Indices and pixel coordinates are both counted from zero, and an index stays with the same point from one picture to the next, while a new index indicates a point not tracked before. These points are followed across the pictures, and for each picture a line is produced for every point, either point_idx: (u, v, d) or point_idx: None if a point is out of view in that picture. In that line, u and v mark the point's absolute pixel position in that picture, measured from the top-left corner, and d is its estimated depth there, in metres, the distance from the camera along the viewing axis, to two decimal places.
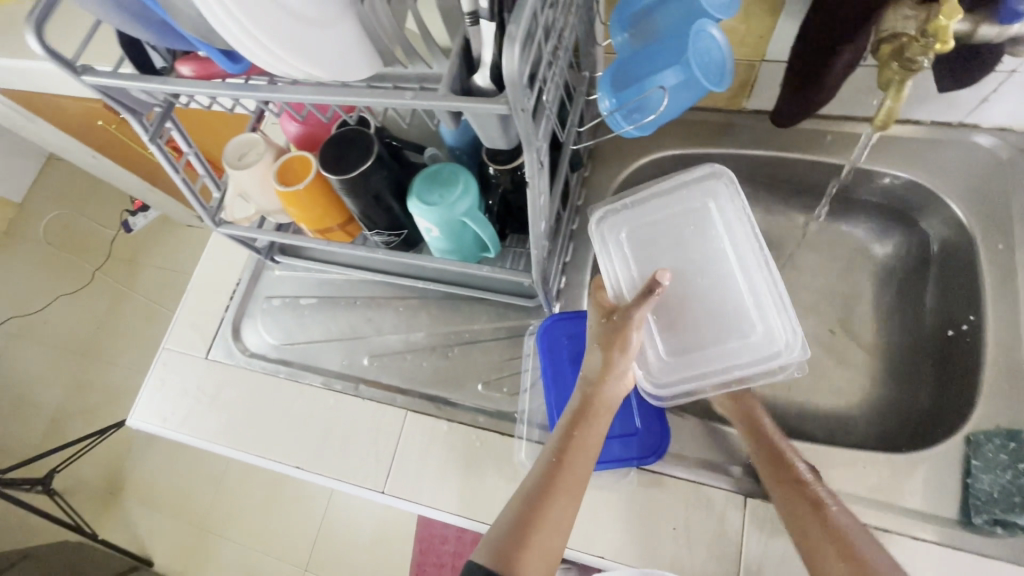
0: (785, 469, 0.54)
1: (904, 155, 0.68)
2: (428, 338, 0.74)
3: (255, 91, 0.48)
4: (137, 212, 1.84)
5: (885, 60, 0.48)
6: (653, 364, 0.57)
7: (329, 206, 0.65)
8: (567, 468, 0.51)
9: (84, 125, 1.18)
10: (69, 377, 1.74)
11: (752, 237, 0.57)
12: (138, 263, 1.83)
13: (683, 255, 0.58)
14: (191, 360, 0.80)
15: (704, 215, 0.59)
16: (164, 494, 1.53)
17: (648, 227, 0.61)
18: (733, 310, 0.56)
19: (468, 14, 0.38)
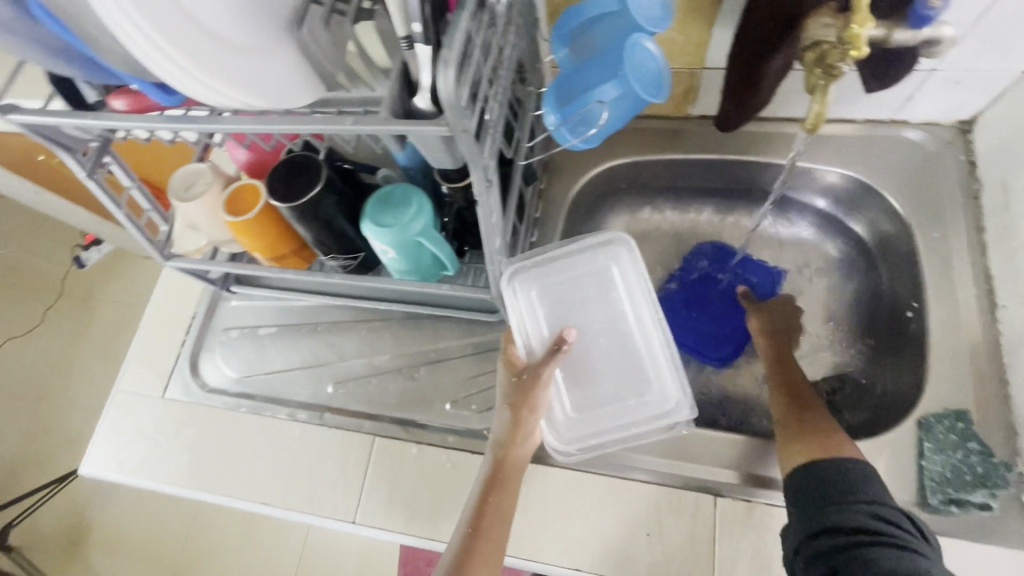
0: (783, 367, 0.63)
1: (843, 151, 0.71)
2: (393, 360, 0.73)
3: (194, 122, 0.47)
4: (89, 246, 1.70)
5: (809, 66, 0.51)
6: (559, 424, 0.60)
7: (282, 235, 0.64)
8: (484, 535, 0.53)
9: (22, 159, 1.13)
10: (21, 424, 1.64)
11: (648, 306, 0.61)
12: (93, 299, 1.76)
13: (587, 316, 0.62)
14: (146, 400, 0.76)
15: (607, 279, 0.63)
16: (131, 541, 1.45)
17: (556, 286, 0.63)
18: (630, 371, 0.60)
19: (404, 38, 0.38)
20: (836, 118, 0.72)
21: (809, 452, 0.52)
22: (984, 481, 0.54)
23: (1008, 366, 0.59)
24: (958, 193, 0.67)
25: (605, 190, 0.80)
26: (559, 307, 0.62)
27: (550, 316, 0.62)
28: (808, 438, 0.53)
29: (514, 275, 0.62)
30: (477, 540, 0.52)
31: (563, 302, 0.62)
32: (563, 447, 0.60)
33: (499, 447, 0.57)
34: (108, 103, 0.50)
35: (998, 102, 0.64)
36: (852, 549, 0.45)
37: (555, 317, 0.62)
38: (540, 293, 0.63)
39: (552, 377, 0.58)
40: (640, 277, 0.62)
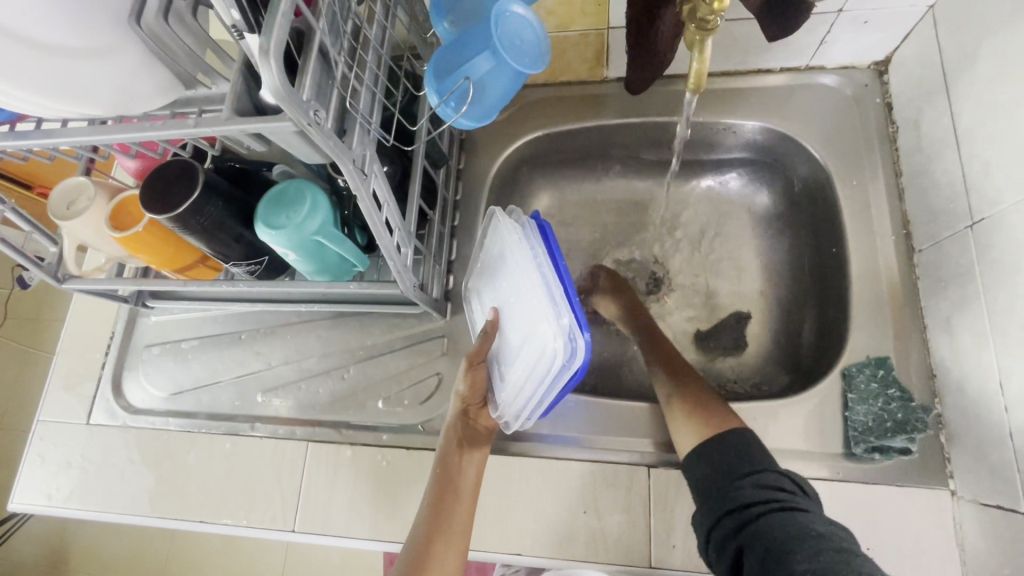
0: (662, 353, 0.63)
1: (761, 104, 0.69)
2: (321, 362, 0.71)
3: (28, 138, 0.43)
4: None
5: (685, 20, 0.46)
6: (504, 400, 0.56)
7: (178, 244, 0.61)
8: (446, 508, 0.53)
9: None
10: None
11: (521, 249, 0.49)
12: (43, 320, 1.70)
13: (503, 294, 0.56)
14: (70, 428, 0.73)
15: (502, 242, 0.53)
16: (111, 561, 1.41)
17: (487, 273, 0.59)
18: (529, 329, 0.49)
19: (230, 28, 0.35)
20: (755, 69, 0.70)
21: (705, 423, 0.54)
22: (904, 427, 0.54)
23: (925, 309, 0.58)
24: (877, 137, 0.66)
25: (528, 165, 0.78)
26: (494, 292, 0.58)
27: (493, 304, 0.58)
28: (700, 411, 0.55)
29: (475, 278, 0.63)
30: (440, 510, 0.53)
31: (495, 283, 0.57)
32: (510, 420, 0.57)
33: (447, 452, 0.57)
34: None
35: (907, 41, 0.62)
36: (758, 534, 0.44)
37: (495, 303, 0.57)
38: (488, 284, 0.59)
39: (492, 357, 0.58)
40: (518, 238, 0.50)
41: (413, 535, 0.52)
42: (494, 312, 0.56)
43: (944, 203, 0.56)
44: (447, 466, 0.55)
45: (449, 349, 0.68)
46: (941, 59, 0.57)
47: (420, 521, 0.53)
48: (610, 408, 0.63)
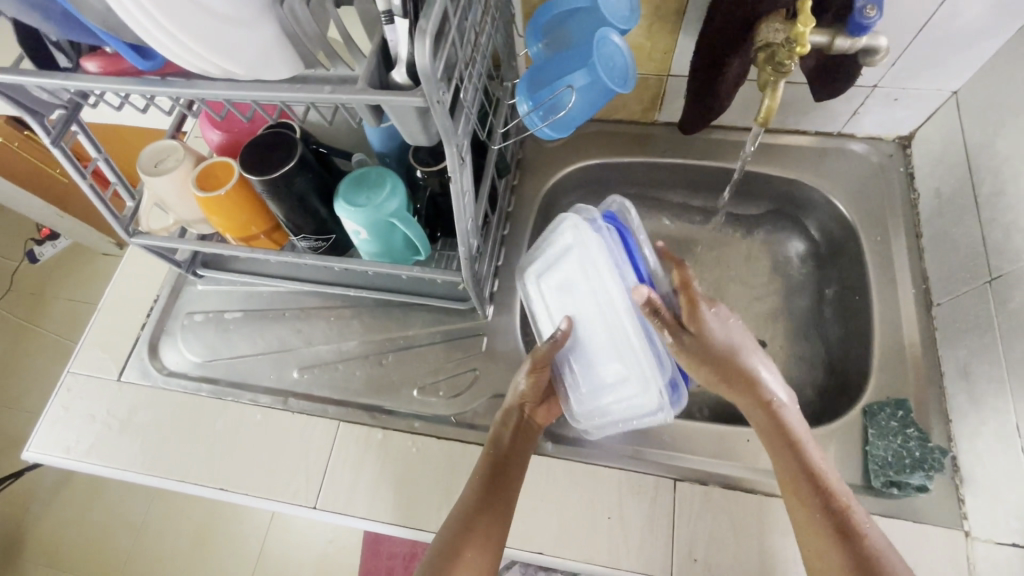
0: (823, 498, 0.50)
1: (794, 160, 0.76)
2: (360, 346, 0.73)
3: (169, 88, 0.47)
4: (46, 241, 2.07)
5: (761, 65, 0.55)
6: (575, 403, 0.62)
7: (251, 213, 0.65)
8: (498, 489, 0.55)
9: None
10: None
11: (615, 282, 0.53)
12: (50, 297, 2.03)
13: (577, 304, 0.58)
14: (99, 383, 0.73)
15: (586, 258, 0.55)
16: (97, 525, 1.46)
17: (556, 272, 0.60)
18: (622, 367, 0.56)
19: (384, 12, 0.40)
20: (792, 130, 0.77)
21: None
22: (921, 463, 0.57)
23: (942, 358, 0.63)
24: (900, 201, 0.72)
25: (574, 190, 0.83)
26: (561, 295, 0.60)
27: (559, 304, 0.61)
28: None
29: (537, 267, 0.64)
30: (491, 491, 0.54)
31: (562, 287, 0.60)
32: (572, 417, 0.63)
33: (499, 443, 0.58)
34: (82, 64, 0.49)
35: (931, 120, 0.70)
36: None
37: (562, 304, 0.61)
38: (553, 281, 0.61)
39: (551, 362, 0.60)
40: (611, 270, 0.53)
41: (457, 514, 0.54)
42: (567, 321, 0.58)
43: (964, 262, 0.62)
44: (498, 451, 0.57)
45: (488, 348, 0.71)
46: (963, 137, 0.64)
47: (465, 502, 0.55)
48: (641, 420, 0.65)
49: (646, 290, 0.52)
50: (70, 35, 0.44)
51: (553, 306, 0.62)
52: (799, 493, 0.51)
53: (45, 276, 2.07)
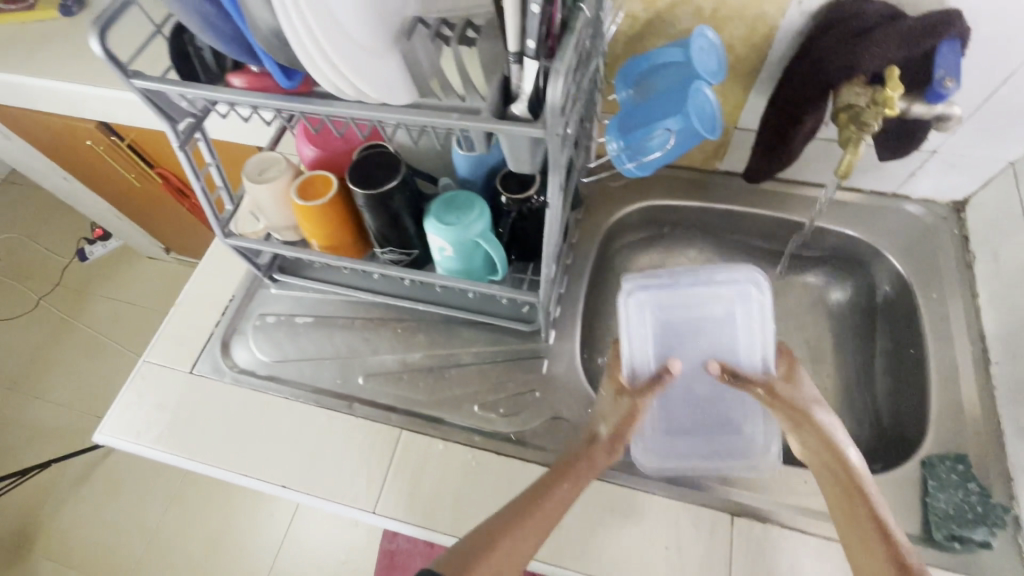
0: (898, 555, 0.50)
1: (849, 215, 0.80)
2: (424, 359, 0.76)
3: (306, 105, 0.52)
4: (97, 241, 2.17)
5: (843, 124, 0.58)
6: (655, 443, 0.64)
7: (338, 223, 0.69)
8: (531, 517, 0.54)
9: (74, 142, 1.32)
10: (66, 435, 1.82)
11: (747, 349, 0.62)
12: (89, 294, 2.10)
13: (701, 350, 0.63)
14: (171, 374, 0.77)
15: (723, 320, 0.63)
16: None
17: (677, 313, 0.63)
18: (724, 419, 0.64)
19: (515, 53, 0.45)
20: (847, 187, 0.81)
21: None
22: (984, 519, 0.58)
23: (1001, 417, 0.64)
24: (954, 261, 0.75)
25: (633, 228, 0.87)
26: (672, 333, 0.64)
27: (666, 340, 0.64)
28: None
29: (652, 290, 0.63)
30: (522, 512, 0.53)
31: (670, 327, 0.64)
32: (644, 458, 0.63)
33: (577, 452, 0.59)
34: (228, 79, 0.54)
35: (987, 186, 0.73)
36: None
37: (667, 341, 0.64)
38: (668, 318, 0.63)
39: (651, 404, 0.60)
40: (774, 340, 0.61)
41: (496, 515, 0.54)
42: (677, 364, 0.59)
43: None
44: (542, 484, 0.56)
45: (548, 371, 0.73)
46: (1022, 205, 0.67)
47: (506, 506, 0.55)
48: None
49: (721, 363, 0.59)
50: (227, 51, 0.49)
51: (655, 339, 0.63)
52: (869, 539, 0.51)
53: (91, 275, 2.15)
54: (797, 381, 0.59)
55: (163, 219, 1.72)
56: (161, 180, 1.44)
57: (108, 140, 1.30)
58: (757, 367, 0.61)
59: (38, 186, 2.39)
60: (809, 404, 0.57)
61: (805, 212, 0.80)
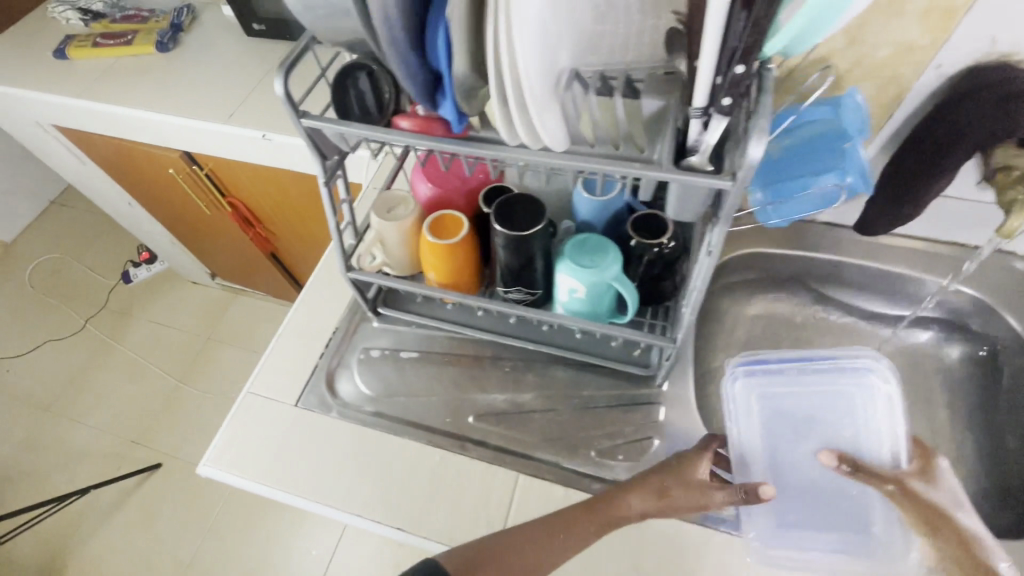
0: None
1: (953, 269, 0.81)
2: (535, 400, 0.75)
3: (476, 148, 0.53)
4: (143, 265, 2.19)
5: (1005, 186, 0.58)
6: (759, 534, 0.64)
7: (461, 262, 0.70)
8: (550, 542, 0.56)
9: (160, 170, 1.38)
10: (106, 464, 1.80)
11: (886, 437, 0.69)
12: (131, 316, 2.11)
13: (825, 434, 0.71)
14: (278, 407, 0.76)
15: (852, 404, 0.72)
16: None
17: (800, 395, 0.74)
18: (851, 512, 0.66)
19: (704, 108, 0.46)
20: (948, 242, 0.83)
21: None
22: None
23: None
24: None
25: (732, 273, 0.88)
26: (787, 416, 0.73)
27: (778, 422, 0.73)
28: None
29: (770, 366, 0.74)
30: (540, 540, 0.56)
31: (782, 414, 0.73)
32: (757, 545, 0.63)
33: (615, 491, 0.61)
34: (394, 122, 0.56)
35: None
36: None
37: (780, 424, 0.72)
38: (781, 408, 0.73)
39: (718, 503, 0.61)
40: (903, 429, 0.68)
41: (510, 533, 0.57)
42: (837, 455, 0.67)
43: None
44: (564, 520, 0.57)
45: (665, 418, 0.73)
46: None
47: (517, 532, 0.57)
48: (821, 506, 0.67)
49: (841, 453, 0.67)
50: (415, 96, 0.49)
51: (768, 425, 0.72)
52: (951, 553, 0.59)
53: (133, 297, 2.17)
54: (935, 479, 0.63)
55: (219, 246, 1.75)
56: (231, 209, 1.48)
57: (189, 170, 1.35)
58: (886, 461, 0.67)
59: (88, 208, 2.44)
60: (947, 507, 0.61)
61: (905, 266, 0.82)
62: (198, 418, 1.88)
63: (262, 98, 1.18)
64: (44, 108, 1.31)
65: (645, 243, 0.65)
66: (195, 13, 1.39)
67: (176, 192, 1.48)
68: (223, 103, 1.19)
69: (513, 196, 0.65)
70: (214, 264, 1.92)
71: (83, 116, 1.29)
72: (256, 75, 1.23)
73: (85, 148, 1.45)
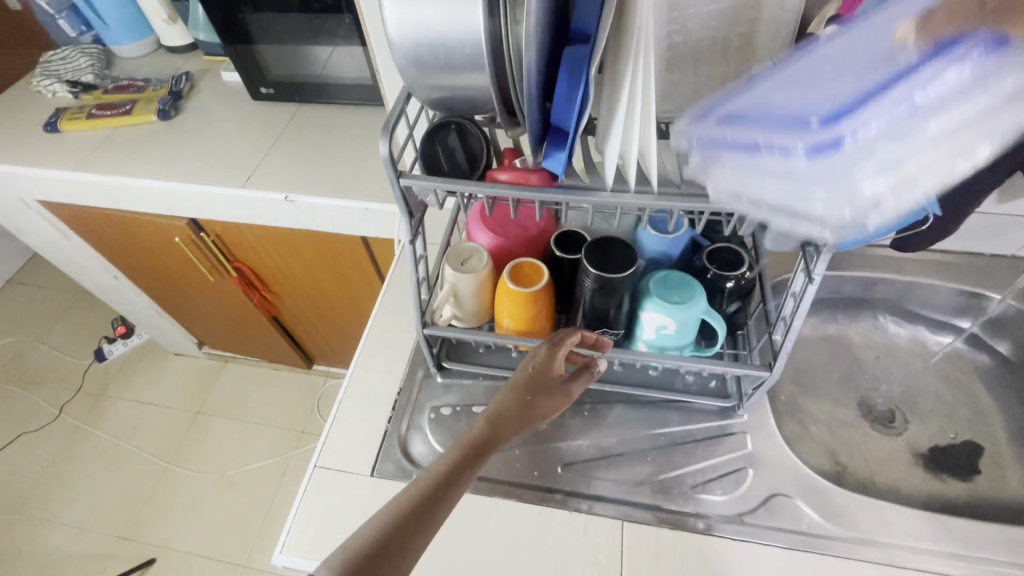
0: None
1: (980, 276, 0.87)
2: (620, 443, 0.74)
3: (581, 193, 0.54)
4: (117, 340, 2.04)
5: None
6: (926, 550, 0.65)
7: (541, 309, 0.70)
8: (439, 502, 0.49)
9: (160, 237, 1.32)
10: (91, 568, 1.62)
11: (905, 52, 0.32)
12: (108, 397, 1.96)
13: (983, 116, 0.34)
14: (352, 479, 0.72)
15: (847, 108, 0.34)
16: None
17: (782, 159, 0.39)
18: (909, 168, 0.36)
19: None
20: (968, 252, 0.90)
21: None
22: None
23: None
24: None
25: None
26: (919, 88, 0.32)
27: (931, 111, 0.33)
28: None
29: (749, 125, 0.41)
30: (432, 505, 0.49)
31: (894, 132, 0.34)
32: (914, 556, 0.65)
33: (488, 420, 0.56)
34: (493, 175, 0.57)
35: None
36: None
37: (961, 108, 0.33)
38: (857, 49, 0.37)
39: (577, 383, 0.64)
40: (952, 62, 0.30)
41: (390, 516, 0.47)
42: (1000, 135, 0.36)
43: None
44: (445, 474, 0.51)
45: (753, 446, 0.73)
46: None
47: (402, 501, 0.48)
48: (925, 518, 0.67)
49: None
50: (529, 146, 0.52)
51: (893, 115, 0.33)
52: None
53: (110, 376, 2.01)
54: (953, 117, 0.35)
55: (214, 313, 1.67)
56: (235, 274, 1.42)
57: (193, 236, 1.30)
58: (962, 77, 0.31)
59: (49, 284, 2.28)
60: None
61: (938, 277, 0.88)
62: (192, 502, 1.73)
63: (278, 160, 1.18)
64: (33, 185, 1.24)
65: (726, 275, 0.67)
66: (193, 80, 1.38)
67: (173, 259, 1.41)
68: (237, 167, 1.17)
69: (596, 241, 0.66)
70: (205, 333, 1.82)
71: (77, 191, 1.23)
72: (268, 138, 1.22)
73: (75, 223, 1.38)
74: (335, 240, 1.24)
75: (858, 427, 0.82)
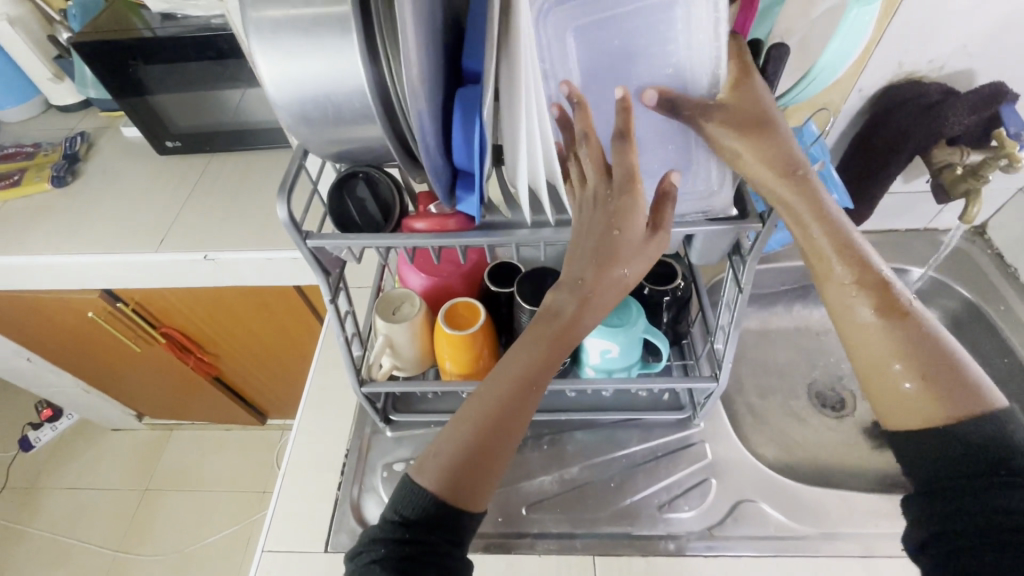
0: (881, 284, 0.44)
1: (899, 252, 0.91)
2: (583, 472, 0.72)
3: (501, 235, 0.52)
4: (43, 425, 1.86)
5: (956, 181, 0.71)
6: (889, 532, 0.66)
7: (483, 349, 0.67)
8: (520, 402, 0.46)
9: (72, 313, 1.22)
10: None
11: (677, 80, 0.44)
12: (40, 489, 1.78)
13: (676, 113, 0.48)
14: (305, 560, 0.66)
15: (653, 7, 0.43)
16: None
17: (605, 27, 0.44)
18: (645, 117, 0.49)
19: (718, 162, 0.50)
20: (885, 230, 0.94)
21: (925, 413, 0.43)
22: None
23: None
24: (1000, 275, 0.87)
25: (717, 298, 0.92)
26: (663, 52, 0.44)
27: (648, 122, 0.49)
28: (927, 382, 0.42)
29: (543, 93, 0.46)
30: (517, 401, 0.45)
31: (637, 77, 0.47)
32: (878, 541, 0.66)
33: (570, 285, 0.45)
34: (408, 224, 0.54)
35: (1003, 209, 0.88)
36: None
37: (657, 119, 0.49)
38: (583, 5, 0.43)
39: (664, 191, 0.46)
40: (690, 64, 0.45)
41: (480, 416, 0.45)
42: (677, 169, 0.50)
43: None
44: (526, 364, 0.46)
45: (713, 454, 0.72)
46: None
47: (489, 402, 0.45)
48: (883, 500, 0.69)
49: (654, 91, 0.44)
50: (438, 195, 0.49)
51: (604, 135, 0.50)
52: (847, 249, 0.44)
53: (38, 466, 1.83)
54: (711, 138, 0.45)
55: (148, 383, 1.55)
56: (163, 340, 1.32)
57: (110, 308, 1.20)
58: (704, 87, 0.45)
59: None
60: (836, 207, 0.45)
61: None
62: None
63: (193, 218, 1.10)
64: None
65: (662, 289, 0.66)
66: (90, 139, 1.28)
67: (91, 334, 1.30)
68: (149, 230, 1.08)
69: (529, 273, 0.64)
70: (142, 404, 1.69)
71: None
72: (180, 194, 1.15)
73: None
74: (268, 292, 1.17)
75: (809, 415, 0.84)
